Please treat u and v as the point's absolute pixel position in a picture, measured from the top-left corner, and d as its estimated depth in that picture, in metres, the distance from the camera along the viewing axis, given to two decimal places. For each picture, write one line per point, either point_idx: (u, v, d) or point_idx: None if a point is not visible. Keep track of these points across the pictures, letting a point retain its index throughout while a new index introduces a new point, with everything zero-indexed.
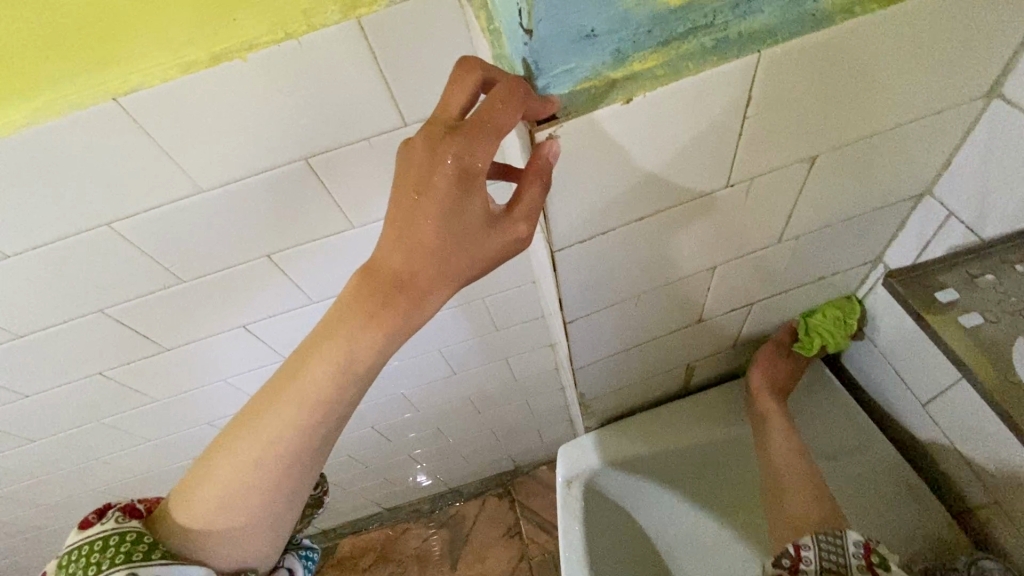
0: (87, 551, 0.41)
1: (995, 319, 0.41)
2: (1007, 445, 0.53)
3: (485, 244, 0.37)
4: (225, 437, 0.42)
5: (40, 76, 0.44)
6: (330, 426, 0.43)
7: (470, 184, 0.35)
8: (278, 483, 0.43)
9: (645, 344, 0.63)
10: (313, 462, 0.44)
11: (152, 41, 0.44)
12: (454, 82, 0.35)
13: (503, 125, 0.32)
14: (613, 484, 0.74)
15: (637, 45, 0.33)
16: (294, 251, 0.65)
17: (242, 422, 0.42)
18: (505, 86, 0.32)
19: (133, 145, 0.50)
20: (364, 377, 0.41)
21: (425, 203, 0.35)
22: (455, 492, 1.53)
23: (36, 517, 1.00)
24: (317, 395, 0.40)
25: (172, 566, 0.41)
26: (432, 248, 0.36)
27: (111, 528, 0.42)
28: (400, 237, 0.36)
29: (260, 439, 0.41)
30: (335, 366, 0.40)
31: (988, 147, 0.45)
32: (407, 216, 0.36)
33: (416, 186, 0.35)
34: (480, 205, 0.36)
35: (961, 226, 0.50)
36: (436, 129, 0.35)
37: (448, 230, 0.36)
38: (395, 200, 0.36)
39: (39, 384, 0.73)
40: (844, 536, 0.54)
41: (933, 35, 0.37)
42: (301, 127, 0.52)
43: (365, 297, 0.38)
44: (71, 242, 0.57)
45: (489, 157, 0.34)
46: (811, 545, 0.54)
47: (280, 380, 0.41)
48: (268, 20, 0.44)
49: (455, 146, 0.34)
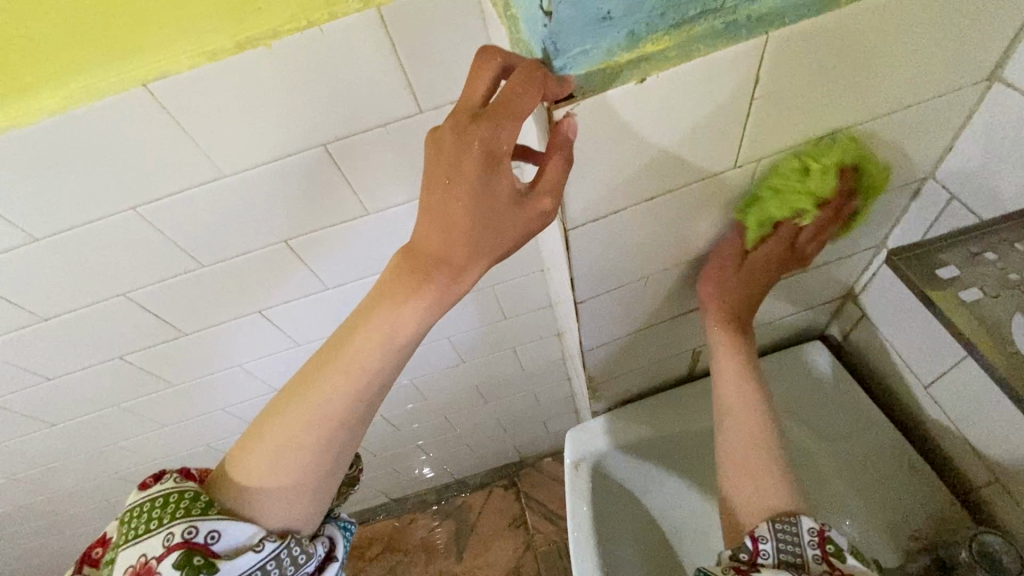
0: (148, 507, 0.44)
1: (996, 294, 0.41)
2: (1009, 423, 0.54)
3: (517, 218, 0.38)
4: (273, 407, 0.45)
5: (77, 62, 0.46)
6: (372, 397, 0.44)
7: (498, 165, 0.36)
8: (323, 450, 0.45)
9: (653, 327, 0.65)
10: (356, 431, 0.46)
11: (181, 29, 0.46)
12: (475, 72, 0.37)
13: (525, 109, 0.34)
14: (620, 466, 0.76)
15: (650, 27, 0.35)
16: (312, 238, 0.67)
17: (289, 392, 0.45)
18: (524, 71, 0.34)
19: (159, 131, 0.52)
20: (407, 347, 0.43)
21: (457, 185, 0.37)
22: (461, 483, 1.55)
23: (52, 501, 1.03)
24: (360, 367, 0.43)
25: (227, 521, 0.43)
26: (467, 227, 0.38)
27: (170, 487, 0.45)
28: (436, 218, 0.38)
29: (304, 411, 0.43)
30: (379, 338, 0.42)
31: (989, 130, 0.47)
32: (441, 199, 0.38)
33: (447, 171, 0.37)
34: (509, 183, 0.37)
35: (962, 209, 0.52)
36: (462, 118, 0.37)
37: (480, 209, 0.37)
38: (427, 185, 0.38)
39: (61, 367, 0.75)
40: (798, 524, 0.51)
41: (935, 18, 0.39)
42: (320, 112, 0.54)
43: (408, 273, 0.41)
44: (97, 225, 0.59)
45: (513, 140, 0.36)
46: (768, 537, 0.50)
47: (322, 356, 0.44)
48: (293, 9, 0.46)
49: (481, 132, 0.36)
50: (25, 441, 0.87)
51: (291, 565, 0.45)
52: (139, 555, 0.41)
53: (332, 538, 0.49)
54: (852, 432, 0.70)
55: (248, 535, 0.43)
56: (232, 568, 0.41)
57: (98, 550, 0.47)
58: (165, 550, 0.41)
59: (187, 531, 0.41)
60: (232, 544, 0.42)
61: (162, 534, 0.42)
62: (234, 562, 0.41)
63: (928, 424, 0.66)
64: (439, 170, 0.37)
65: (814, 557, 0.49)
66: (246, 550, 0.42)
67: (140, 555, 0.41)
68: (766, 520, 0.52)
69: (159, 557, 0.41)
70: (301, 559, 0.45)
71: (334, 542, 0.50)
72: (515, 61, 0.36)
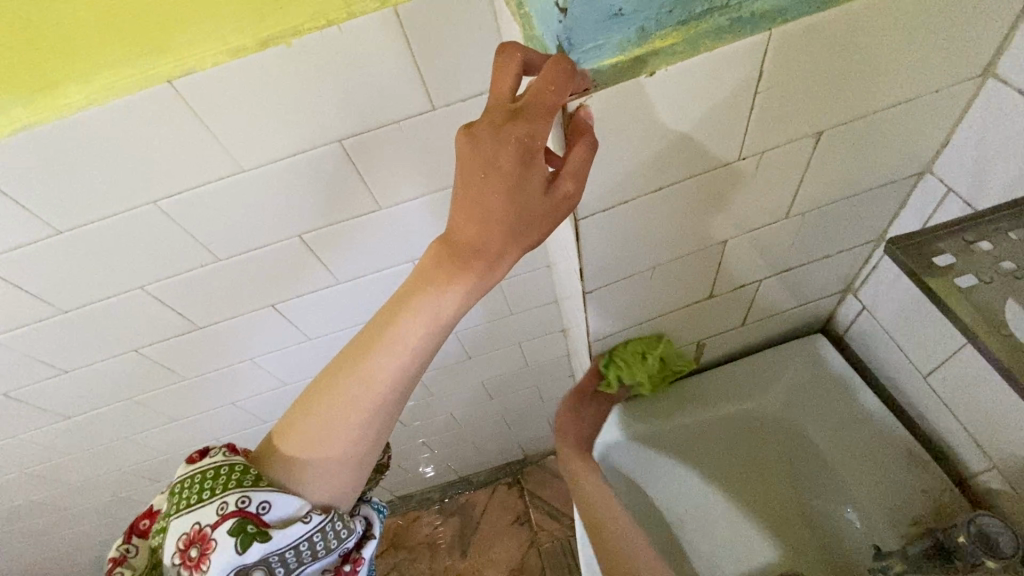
0: (200, 479, 0.48)
1: (989, 280, 0.43)
2: (1006, 410, 0.56)
3: (550, 209, 0.39)
4: (318, 383, 0.48)
5: (105, 60, 0.48)
6: (410, 376, 0.47)
7: (533, 159, 0.38)
8: (364, 424, 0.48)
9: (658, 319, 0.66)
10: (394, 409, 0.49)
11: (207, 28, 0.48)
12: (500, 70, 0.38)
13: (553, 104, 0.37)
14: (625, 457, 0.78)
15: (659, 24, 0.37)
16: (325, 233, 0.68)
17: (334, 368, 0.48)
18: (551, 68, 0.36)
19: (183, 127, 0.54)
20: (442, 333, 0.45)
21: (494, 179, 0.38)
22: (465, 481, 1.56)
23: (65, 495, 1.04)
24: (398, 351, 0.45)
25: (276, 492, 0.46)
26: (504, 219, 0.39)
27: (220, 460, 0.49)
28: (473, 211, 0.39)
29: (346, 394, 0.47)
30: (421, 324, 0.44)
31: (983, 124, 0.48)
32: (477, 193, 0.39)
33: (483, 166, 0.38)
34: (542, 176, 0.38)
35: (959, 202, 0.53)
36: (495, 114, 0.38)
37: (517, 202, 0.38)
38: (462, 179, 0.39)
39: (78, 360, 0.77)
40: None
41: (931, 14, 0.41)
42: (336, 109, 0.55)
43: (445, 263, 0.42)
44: (119, 219, 0.61)
45: (546, 136, 0.38)
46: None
47: (360, 342, 0.46)
48: (312, 9, 0.48)
49: (518, 128, 0.37)
50: (40, 434, 0.88)
51: (334, 538, 0.49)
52: (193, 522, 0.46)
53: (367, 518, 0.54)
54: (850, 423, 0.72)
55: (295, 507, 0.47)
56: (282, 537, 0.45)
57: (146, 521, 0.52)
58: (219, 517, 0.45)
59: (240, 501, 0.45)
60: (282, 515, 0.46)
61: (215, 503, 0.46)
62: (285, 531, 0.45)
63: (927, 414, 0.67)
64: (474, 164, 0.38)
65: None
66: (293, 521, 0.46)
67: (194, 523, 0.45)
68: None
69: (214, 524, 0.45)
70: (343, 534, 0.49)
71: (369, 521, 0.54)
72: (534, 58, 0.38)
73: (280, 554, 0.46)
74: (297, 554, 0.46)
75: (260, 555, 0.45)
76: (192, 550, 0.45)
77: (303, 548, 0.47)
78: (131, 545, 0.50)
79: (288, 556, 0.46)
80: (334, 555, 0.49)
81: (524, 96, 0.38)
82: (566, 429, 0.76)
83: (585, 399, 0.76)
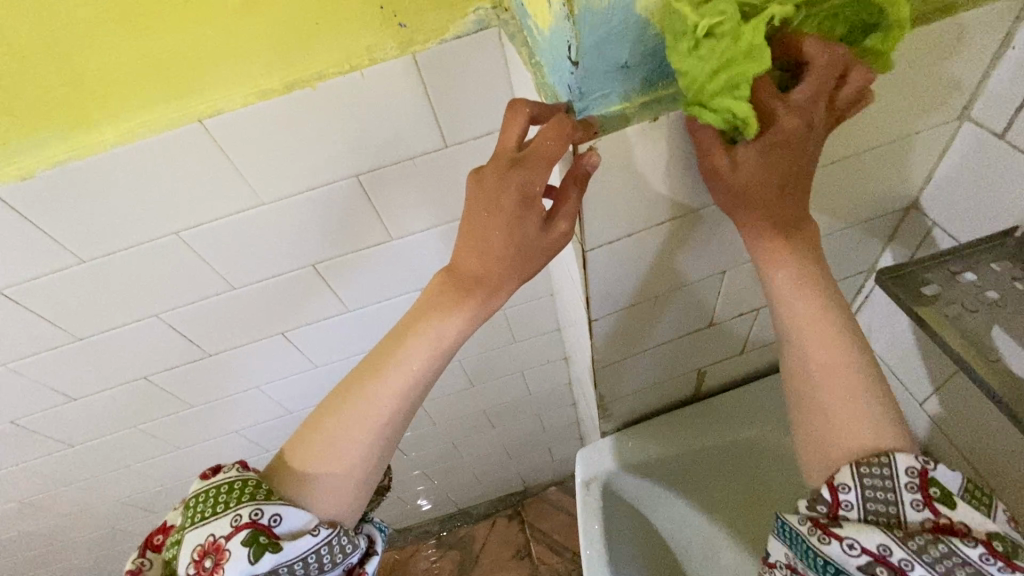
0: (214, 493, 0.48)
1: (975, 309, 0.46)
2: (1000, 436, 0.58)
3: (545, 246, 0.42)
4: (329, 404, 0.50)
5: (142, 100, 0.51)
6: (414, 395, 0.49)
7: (532, 203, 0.41)
8: (372, 442, 0.49)
9: (660, 346, 0.68)
10: (400, 426, 0.50)
11: (234, 71, 0.51)
12: (508, 121, 0.41)
13: (553, 156, 0.38)
14: (629, 486, 0.78)
15: (662, 75, 0.40)
16: (337, 263, 0.71)
17: (344, 390, 0.49)
18: (554, 125, 0.38)
19: (208, 162, 0.57)
20: (446, 356, 0.48)
21: (496, 219, 0.41)
22: (465, 513, 1.54)
23: (62, 524, 1.04)
24: (403, 375, 0.48)
25: (288, 505, 0.47)
26: (504, 253, 0.42)
27: (234, 475, 0.50)
28: (475, 246, 0.43)
29: (353, 414, 0.48)
30: (426, 349, 0.47)
31: (962, 163, 0.52)
32: (481, 230, 0.42)
33: (487, 207, 0.41)
34: (539, 217, 0.41)
35: (943, 234, 0.57)
36: (499, 162, 0.41)
37: (515, 239, 0.42)
38: (467, 216, 0.43)
39: (88, 387, 0.78)
40: (895, 465, 0.41)
41: (909, 63, 0.44)
42: (354, 146, 0.59)
43: (450, 290, 0.46)
44: (141, 249, 0.63)
45: (545, 182, 0.40)
46: (853, 489, 0.42)
47: (368, 366, 0.49)
48: (338, 56, 0.52)
49: (519, 177, 0.40)
50: (42, 462, 0.88)
51: (340, 553, 0.49)
52: (207, 534, 0.46)
53: (370, 536, 0.54)
54: None
55: (305, 521, 0.48)
56: (293, 548, 0.46)
57: (160, 537, 0.52)
58: (233, 529, 0.46)
59: (254, 513, 0.46)
60: (292, 527, 0.47)
61: (229, 516, 0.46)
62: (295, 543, 0.46)
63: (926, 441, 0.69)
64: (478, 205, 0.41)
65: (912, 507, 0.41)
66: (303, 534, 0.47)
67: (208, 534, 0.46)
68: (850, 462, 0.42)
69: (228, 535, 0.45)
70: (348, 548, 0.50)
71: (372, 539, 0.54)
72: (542, 111, 0.41)
73: (289, 566, 0.46)
74: (305, 566, 0.47)
75: (270, 566, 0.45)
76: (206, 561, 0.45)
77: (311, 560, 0.47)
78: (146, 559, 0.51)
79: (297, 568, 0.46)
80: (340, 569, 0.50)
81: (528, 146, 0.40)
82: (747, 205, 0.44)
83: (727, 180, 0.42)
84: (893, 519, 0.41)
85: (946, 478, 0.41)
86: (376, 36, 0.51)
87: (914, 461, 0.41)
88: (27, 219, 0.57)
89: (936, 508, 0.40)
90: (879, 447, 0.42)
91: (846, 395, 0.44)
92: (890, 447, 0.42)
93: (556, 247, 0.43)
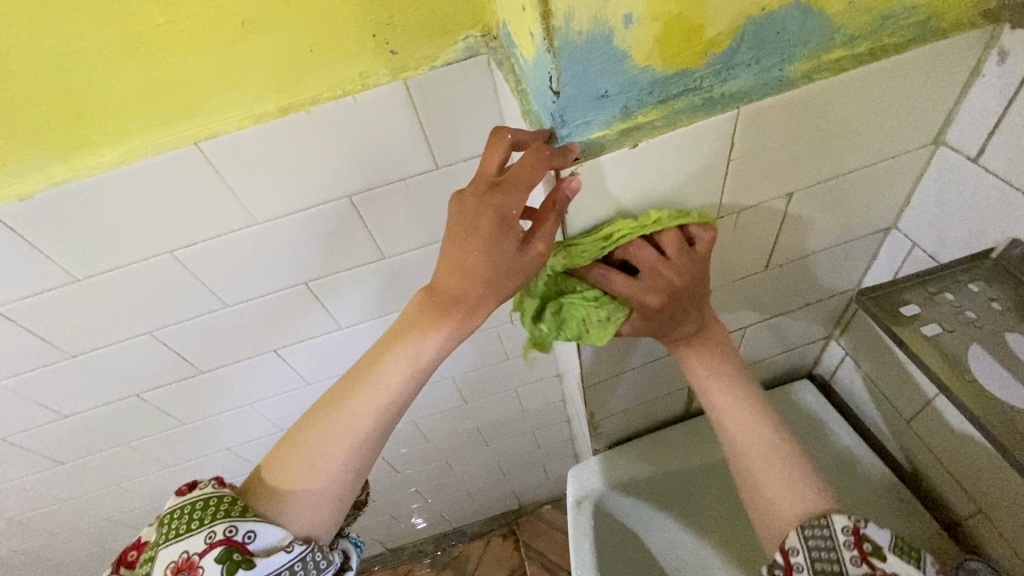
0: (189, 509, 0.48)
1: (951, 328, 0.47)
2: (984, 455, 0.58)
3: (521, 267, 0.43)
4: (307, 422, 0.50)
5: (140, 123, 0.53)
6: (391, 414, 0.49)
7: (510, 225, 0.42)
8: (348, 458, 0.49)
9: (648, 364, 0.69)
10: (377, 445, 0.50)
11: (228, 96, 0.52)
12: (491, 146, 0.42)
13: (531, 181, 0.40)
14: (620, 505, 0.78)
15: (641, 103, 0.42)
16: (330, 282, 0.72)
17: (323, 407, 0.50)
18: (533, 152, 0.40)
19: (203, 184, 0.58)
20: (425, 375, 0.49)
21: (473, 239, 0.42)
22: (459, 532, 1.53)
23: (48, 543, 1.02)
24: (380, 393, 0.48)
25: (263, 521, 0.47)
26: (479, 273, 0.43)
27: (210, 492, 0.49)
28: (452, 265, 0.44)
29: (330, 431, 0.49)
30: (404, 368, 0.48)
31: (939, 187, 0.53)
32: (459, 250, 0.43)
33: (465, 228, 0.42)
34: (516, 239, 0.42)
35: (923, 255, 0.58)
36: (479, 186, 0.42)
37: (491, 260, 0.42)
38: (447, 236, 0.44)
39: (79, 404, 0.78)
40: (831, 526, 0.47)
41: (883, 91, 0.45)
42: (347, 168, 0.60)
43: (429, 309, 0.46)
44: (135, 267, 0.64)
45: (521, 206, 0.41)
46: (799, 549, 0.47)
47: (347, 383, 0.49)
48: (331, 82, 0.53)
49: (496, 199, 0.41)
50: (31, 480, 0.88)
51: (313, 569, 0.49)
52: (180, 551, 0.46)
53: (345, 552, 0.54)
54: (842, 467, 0.74)
55: (279, 537, 0.48)
56: (266, 565, 0.46)
57: (133, 553, 0.52)
58: (207, 546, 0.46)
59: (228, 530, 0.46)
60: (266, 544, 0.47)
61: (204, 532, 0.47)
62: (268, 559, 0.46)
63: (914, 458, 0.70)
64: (457, 225, 0.43)
65: (853, 563, 0.45)
66: (276, 551, 0.47)
67: (181, 551, 0.46)
68: (795, 527, 0.49)
69: (202, 552, 0.46)
70: (321, 564, 0.50)
71: (347, 554, 0.55)
72: (525, 138, 0.41)
73: None
74: None
75: None
76: None
77: None
78: None
79: None
80: None
81: (508, 171, 0.42)
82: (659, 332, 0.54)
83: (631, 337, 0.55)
84: None
85: (877, 534, 0.47)
86: (369, 62, 0.53)
87: (845, 521, 0.47)
88: (22, 237, 0.58)
89: (872, 563, 0.45)
90: (816, 512, 0.49)
91: (764, 468, 0.52)
92: (815, 510, 0.49)
93: (532, 269, 0.44)
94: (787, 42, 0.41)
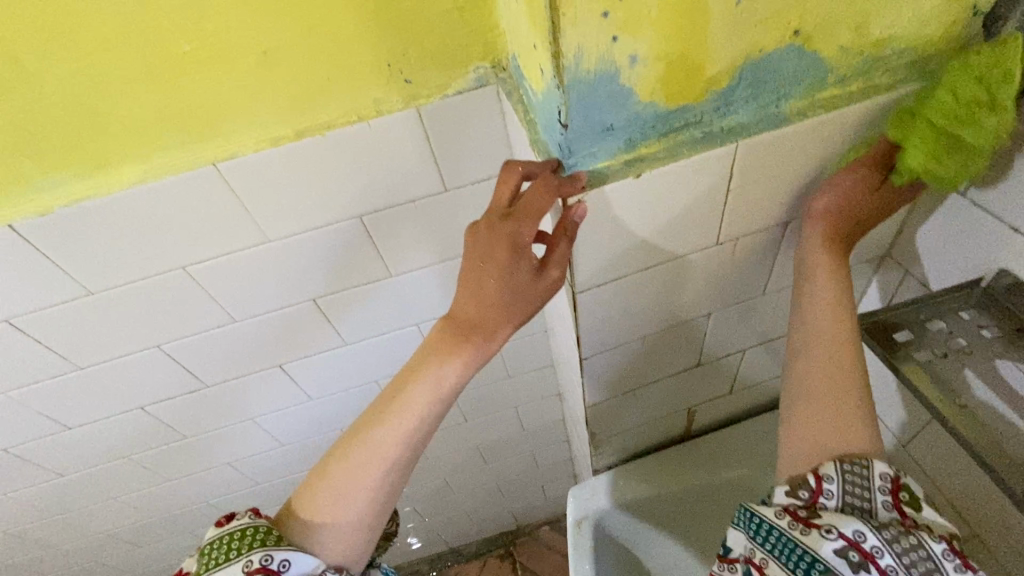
0: (227, 539, 0.50)
1: (943, 355, 0.50)
2: (979, 479, 0.60)
3: (538, 290, 0.45)
4: (336, 450, 0.52)
5: (162, 143, 0.55)
6: (418, 439, 0.51)
7: (523, 252, 0.44)
8: (377, 485, 0.51)
9: (650, 385, 0.70)
10: (405, 469, 0.52)
11: (246, 120, 0.55)
12: (504, 179, 0.45)
13: (541, 209, 0.42)
14: (621, 527, 0.79)
15: (644, 135, 0.44)
16: (338, 299, 0.73)
17: (350, 435, 0.52)
18: (542, 181, 0.42)
19: (220, 203, 0.60)
20: (447, 401, 0.51)
21: (491, 269, 0.44)
22: (455, 552, 1.51)
23: (43, 556, 1.02)
24: (404, 421, 0.50)
25: (297, 551, 0.49)
26: (499, 301, 0.45)
27: (247, 521, 0.51)
28: (472, 294, 0.46)
29: (357, 461, 0.51)
30: (425, 395, 0.50)
31: (930, 218, 0.55)
32: (477, 279, 0.45)
33: (481, 258, 0.45)
34: (530, 265, 0.44)
35: (916, 282, 0.60)
36: (492, 216, 0.44)
37: (508, 286, 0.45)
38: (466, 266, 0.46)
39: (83, 416, 0.78)
40: (871, 468, 0.46)
41: None
42: (360, 190, 0.62)
43: (449, 336, 0.49)
44: (148, 282, 0.65)
45: (533, 233, 0.43)
46: (835, 478, 0.46)
47: (371, 412, 0.51)
48: (346, 108, 0.56)
49: (509, 228, 0.43)
50: (31, 493, 0.88)
51: None
52: None
53: None
54: None
55: (310, 566, 0.49)
56: None
57: None
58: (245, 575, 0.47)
59: (264, 558, 0.48)
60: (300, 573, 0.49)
61: (241, 561, 0.48)
62: None
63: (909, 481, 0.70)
64: (474, 255, 0.45)
65: (883, 505, 0.46)
66: None
67: None
68: (834, 459, 0.47)
69: None
70: None
71: None
72: (534, 169, 0.44)
73: None
74: None
75: None
76: None
77: None
78: None
79: None
80: None
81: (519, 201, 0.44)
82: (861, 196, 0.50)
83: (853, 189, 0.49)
84: (865, 511, 0.45)
85: (914, 485, 0.47)
86: (383, 91, 0.55)
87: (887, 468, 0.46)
88: (42, 252, 0.60)
89: (903, 509, 0.46)
90: (862, 451, 0.47)
91: (839, 397, 0.49)
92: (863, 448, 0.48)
93: (549, 292, 0.46)
94: (782, 81, 0.44)
